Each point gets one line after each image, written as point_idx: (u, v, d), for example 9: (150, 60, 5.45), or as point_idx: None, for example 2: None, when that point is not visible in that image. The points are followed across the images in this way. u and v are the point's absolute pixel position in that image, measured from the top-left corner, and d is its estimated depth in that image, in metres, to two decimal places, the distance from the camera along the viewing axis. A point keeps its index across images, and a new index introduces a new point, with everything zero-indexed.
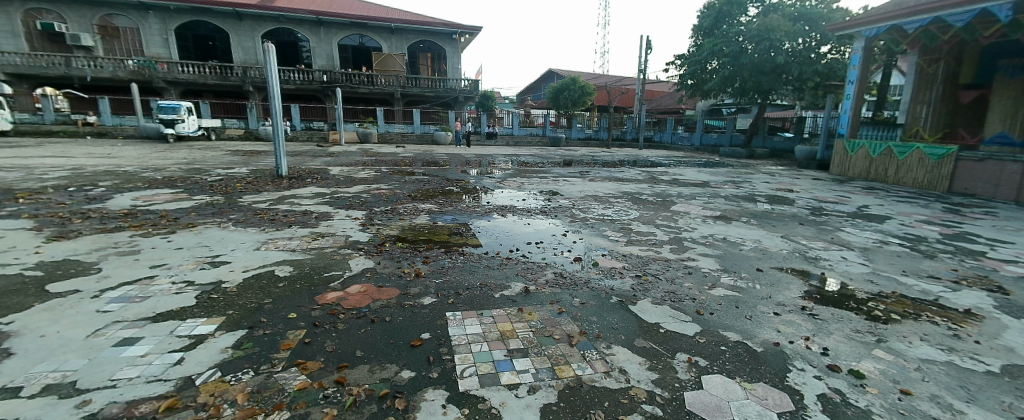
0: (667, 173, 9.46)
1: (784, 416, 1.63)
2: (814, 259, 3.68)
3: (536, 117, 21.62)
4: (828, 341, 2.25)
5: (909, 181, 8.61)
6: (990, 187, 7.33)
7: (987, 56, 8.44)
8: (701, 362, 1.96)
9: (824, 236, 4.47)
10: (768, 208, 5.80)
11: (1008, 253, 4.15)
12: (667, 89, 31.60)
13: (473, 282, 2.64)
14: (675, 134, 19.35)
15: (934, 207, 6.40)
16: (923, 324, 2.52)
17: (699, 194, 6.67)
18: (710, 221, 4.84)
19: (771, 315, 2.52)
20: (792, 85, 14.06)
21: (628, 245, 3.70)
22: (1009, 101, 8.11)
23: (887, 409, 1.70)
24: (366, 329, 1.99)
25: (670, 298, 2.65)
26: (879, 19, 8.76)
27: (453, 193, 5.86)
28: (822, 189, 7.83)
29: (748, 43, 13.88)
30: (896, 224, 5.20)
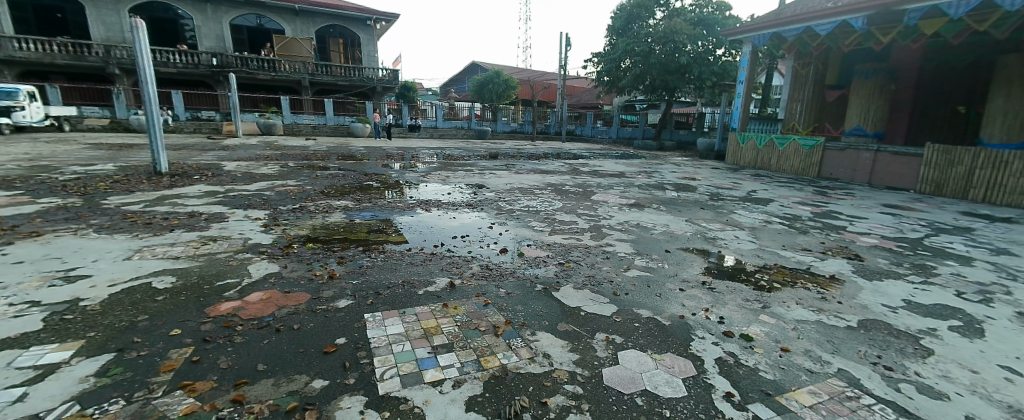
0: (587, 165, 9.91)
1: (688, 381, 1.78)
2: (712, 239, 4.09)
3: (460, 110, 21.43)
4: (724, 311, 2.51)
5: (787, 168, 9.96)
6: (849, 173, 8.76)
7: (848, 61, 9.97)
8: (617, 340, 2.07)
9: (720, 218, 5.00)
10: (675, 195, 6.33)
11: (861, 226, 4.99)
12: (586, 85, 33.11)
13: (394, 280, 2.53)
14: (594, 128, 20.34)
15: (807, 190, 7.47)
16: (799, 290, 2.92)
17: (616, 184, 7.08)
18: (625, 208, 5.15)
19: (677, 291, 2.75)
20: (693, 84, 15.48)
21: (552, 235, 3.80)
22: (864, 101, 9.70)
23: (772, 366, 1.95)
24: (269, 340, 1.80)
25: (590, 282, 2.76)
26: (761, 27, 9.91)
27: (374, 188, 5.56)
28: (719, 177, 8.75)
29: (656, 44, 15.01)
30: (778, 205, 5.99)
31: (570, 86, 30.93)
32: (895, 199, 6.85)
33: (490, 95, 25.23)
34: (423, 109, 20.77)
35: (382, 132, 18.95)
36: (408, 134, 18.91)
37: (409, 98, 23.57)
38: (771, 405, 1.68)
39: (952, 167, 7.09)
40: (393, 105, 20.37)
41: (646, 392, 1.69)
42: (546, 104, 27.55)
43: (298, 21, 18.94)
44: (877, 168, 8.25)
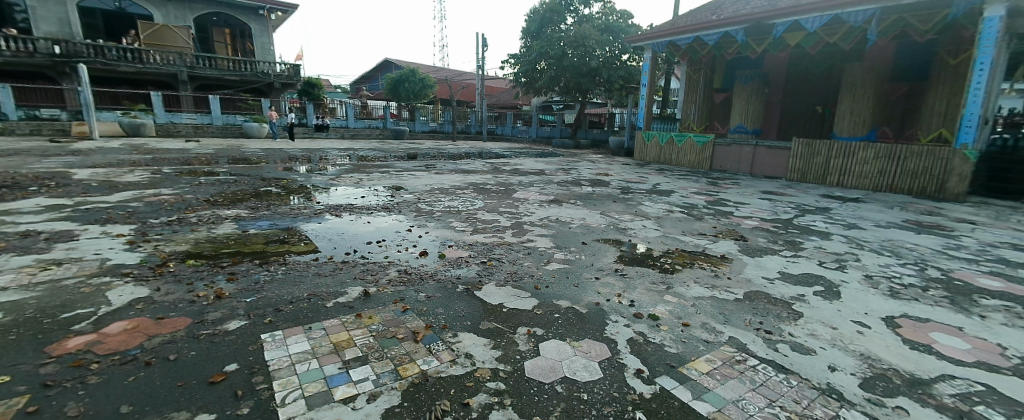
0: (508, 164, 10.01)
1: (603, 364, 1.87)
2: (624, 229, 4.38)
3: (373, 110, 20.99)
4: (634, 295, 2.68)
5: (686, 163, 11.03)
6: (734, 165, 9.96)
7: (731, 68, 11.38)
8: (538, 332, 2.10)
9: (630, 210, 5.38)
10: (590, 190, 6.67)
11: (745, 210, 5.69)
12: (505, 85, 33.57)
13: (298, 294, 2.30)
14: (514, 128, 20.65)
15: (702, 181, 8.34)
16: (697, 270, 3.23)
17: (536, 182, 7.26)
18: (545, 205, 5.29)
19: (594, 279, 2.89)
20: (603, 86, 16.45)
21: (474, 234, 3.77)
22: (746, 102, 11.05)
23: (675, 340, 2.12)
24: (138, 375, 1.53)
25: (512, 278, 2.77)
26: (660, 36, 10.80)
27: (276, 194, 5.04)
28: (629, 172, 9.41)
29: (568, 48, 15.66)
30: (679, 196, 6.59)
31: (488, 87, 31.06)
32: (771, 186, 7.93)
33: (406, 94, 24.29)
34: (332, 107, 19.56)
35: (284, 132, 17.51)
36: (316, 134, 17.58)
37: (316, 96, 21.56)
38: (675, 376, 1.82)
39: (813, 158, 8.42)
40: (297, 104, 18.82)
41: (565, 379, 1.73)
42: (465, 104, 27.37)
43: (170, 6, 16.60)
44: (757, 160, 9.49)
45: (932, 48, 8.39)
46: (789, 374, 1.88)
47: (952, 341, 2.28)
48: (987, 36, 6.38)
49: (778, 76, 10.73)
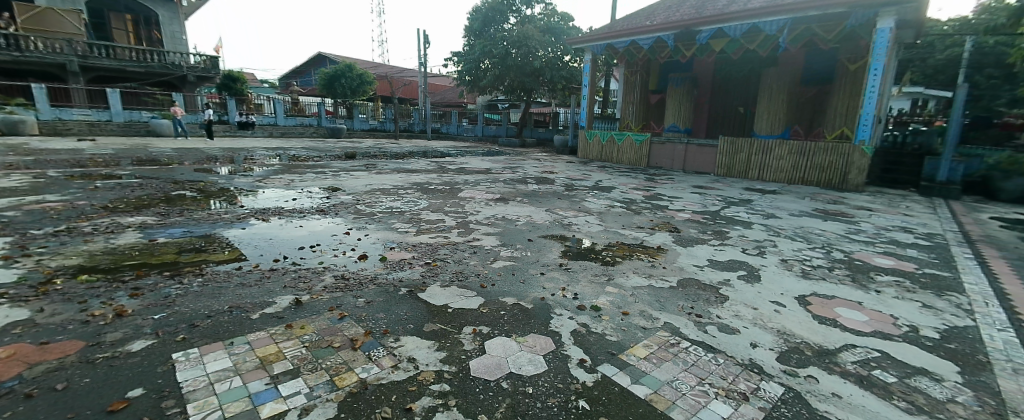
0: (453, 163, 9.89)
1: (548, 357, 1.89)
2: (568, 225, 4.48)
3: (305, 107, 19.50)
4: (578, 288, 2.74)
5: (625, 160, 11.53)
6: (669, 162, 10.55)
7: (665, 70, 12.05)
8: (484, 331, 2.08)
9: (574, 206, 5.52)
10: (536, 188, 6.76)
11: (679, 204, 6.06)
12: (449, 83, 33.06)
13: (219, 307, 2.10)
14: (460, 126, 20.42)
15: (640, 177, 8.76)
16: (636, 261, 3.38)
17: (481, 180, 7.23)
18: (491, 203, 5.27)
19: (539, 274, 2.93)
20: (547, 86, 16.73)
21: (417, 235, 3.66)
22: (679, 103, 11.76)
23: (616, 329, 2.20)
24: (14, 411, 1.31)
25: (457, 278, 2.72)
26: (599, 38, 11.18)
27: (192, 199, 4.59)
28: (573, 169, 9.67)
29: (512, 48, 15.73)
30: (619, 191, 6.88)
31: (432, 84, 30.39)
32: (701, 181, 8.51)
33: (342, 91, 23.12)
34: (257, 103, 18.18)
35: (200, 129, 15.93)
36: (240, 132, 16.35)
37: (238, 91, 19.65)
38: (616, 363, 1.89)
39: (737, 154, 9.16)
40: (215, 98, 17.29)
41: (511, 375, 1.73)
42: (407, 101, 26.63)
43: None
44: (688, 157, 10.13)
45: (834, 56, 9.44)
46: (717, 353, 2.03)
47: (853, 315, 2.57)
48: (879, 45, 7.32)
49: (706, 79, 11.54)
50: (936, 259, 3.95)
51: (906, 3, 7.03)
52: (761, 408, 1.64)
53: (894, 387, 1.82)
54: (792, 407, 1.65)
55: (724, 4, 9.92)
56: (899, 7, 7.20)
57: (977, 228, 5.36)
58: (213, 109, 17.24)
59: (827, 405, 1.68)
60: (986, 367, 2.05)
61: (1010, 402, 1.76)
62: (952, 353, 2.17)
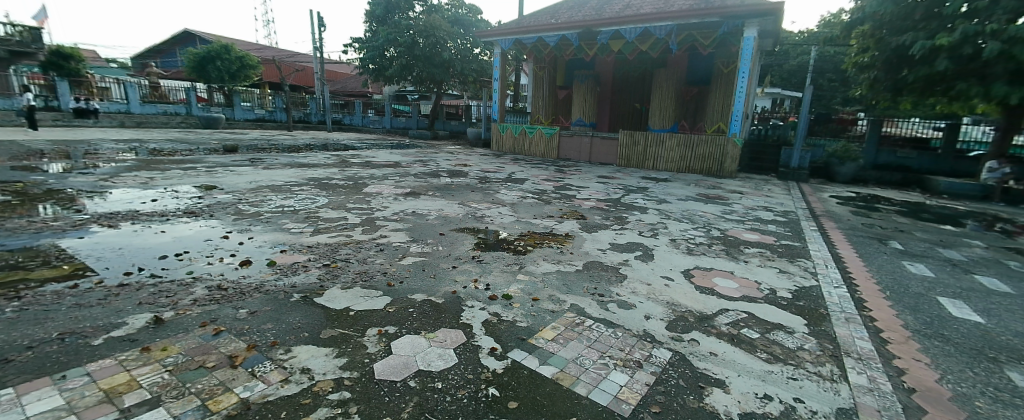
0: (357, 156, 9.31)
1: (459, 350, 1.85)
2: (481, 217, 4.48)
3: (168, 92, 16.73)
4: (490, 278, 2.76)
5: (536, 153, 11.86)
6: (577, 154, 11.10)
7: (570, 67, 12.61)
8: (391, 330, 1.97)
9: (486, 198, 5.53)
10: (448, 181, 6.64)
11: (585, 193, 6.41)
12: (350, 71, 30.81)
13: (45, 336, 1.70)
14: (365, 117, 19.32)
15: (550, 169, 9.10)
16: (546, 249, 3.50)
17: (390, 175, 6.89)
18: (400, 198, 5.05)
19: (450, 268, 2.88)
20: (458, 79, 16.32)
21: (314, 235, 3.35)
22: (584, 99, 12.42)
23: (526, 315, 2.25)
24: None
25: (361, 279, 2.54)
26: (507, 33, 11.26)
27: (6, 204, 3.66)
28: (486, 162, 9.71)
29: (419, 37, 15.20)
30: (531, 183, 7.05)
31: (330, 71, 28.12)
32: (605, 171, 9.11)
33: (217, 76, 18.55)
34: (102, 87, 15.18)
35: (19, 117, 12.86)
36: (77, 121, 13.57)
37: (70, 70, 15.84)
38: (525, 348, 1.93)
39: (635, 147, 9.96)
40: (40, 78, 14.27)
41: (419, 373, 1.66)
42: (303, 90, 24.38)
43: None
44: (594, 149, 10.77)
45: (711, 60, 10.71)
46: (616, 327, 2.18)
47: (727, 283, 2.95)
48: (745, 52, 8.48)
49: (607, 76, 12.34)
50: (789, 232, 4.71)
51: (765, 16, 8.23)
52: (653, 373, 1.80)
53: (757, 342, 2.12)
54: (678, 369, 1.85)
55: (620, 7, 10.68)
56: (760, 19, 8.40)
57: (818, 205, 6.52)
58: (40, 93, 14.28)
59: (705, 363, 1.90)
60: (824, 318, 2.50)
61: (841, 345, 2.17)
62: (800, 309, 2.61)
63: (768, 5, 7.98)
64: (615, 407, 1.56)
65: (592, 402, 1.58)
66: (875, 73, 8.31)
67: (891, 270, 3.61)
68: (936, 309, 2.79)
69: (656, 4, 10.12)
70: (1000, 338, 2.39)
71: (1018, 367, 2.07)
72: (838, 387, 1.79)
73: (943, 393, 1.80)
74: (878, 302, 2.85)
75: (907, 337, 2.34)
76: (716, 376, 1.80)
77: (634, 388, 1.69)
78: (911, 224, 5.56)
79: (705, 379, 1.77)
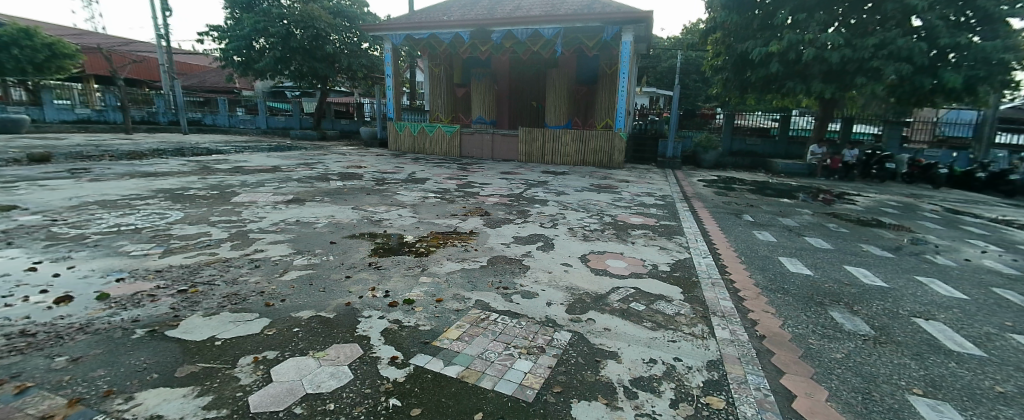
0: (223, 161, 8.13)
1: (354, 365, 1.71)
2: (378, 221, 4.22)
3: None
4: (389, 284, 2.60)
5: (437, 152, 11.59)
6: (480, 152, 11.12)
7: (467, 65, 12.57)
8: (270, 356, 1.74)
9: (384, 201, 5.24)
10: (339, 185, 6.16)
11: (488, 190, 6.46)
12: (209, 63, 26.64)
13: None
14: (232, 116, 17.01)
15: (451, 167, 8.99)
16: (449, 248, 3.43)
17: (268, 181, 6.15)
18: (280, 206, 4.51)
19: (343, 279, 2.64)
20: (344, 74, 15.23)
21: (164, 257, 2.82)
22: (483, 97, 12.48)
23: (428, 318, 2.16)
24: None
25: (229, 302, 2.20)
26: (399, 27, 10.74)
27: None
28: (383, 163, 9.22)
29: (295, 28, 13.72)
30: (433, 182, 6.87)
31: (183, 63, 24.08)
32: (507, 168, 9.29)
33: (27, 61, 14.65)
34: None
35: None
36: None
37: None
38: (428, 351, 1.85)
39: (534, 142, 10.34)
40: None
41: (306, 397, 1.49)
42: (146, 85, 20.55)
43: None
44: (496, 146, 10.90)
45: (597, 61, 11.53)
46: (520, 318, 2.22)
47: (618, 263, 3.20)
48: (625, 54, 9.32)
49: (503, 75, 12.56)
50: (667, 213, 5.30)
51: (638, 23, 9.12)
52: (554, 356, 1.86)
53: (644, 313, 2.33)
54: (577, 348, 1.94)
55: (511, 8, 10.94)
56: (634, 25, 9.27)
57: (689, 189, 7.46)
58: None
59: (601, 338, 2.03)
60: (696, 285, 2.85)
61: (709, 306, 2.50)
62: (677, 279, 2.95)
63: (642, 12, 8.85)
64: (520, 394, 1.58)
65: (498, 393, 1.58)
66: (727, 73, 9.76)
67: (746, 239, 4.27)
68: (778, 267, 3.37)
69: (544, 7, 10.58)
70: (824, 286, 2.98)
71: (836, 307, 2.60)
72: (707, 342, 2.05)
73: (785, 336, 2.17)
74: (737, 266, 3.36)
75: (758, 293, 2.78)
76: (610, 349, 1.93)
77: (539, 372, 1.72)
78: (758, 199, 6.66)
79: (601, 354, 1.89)
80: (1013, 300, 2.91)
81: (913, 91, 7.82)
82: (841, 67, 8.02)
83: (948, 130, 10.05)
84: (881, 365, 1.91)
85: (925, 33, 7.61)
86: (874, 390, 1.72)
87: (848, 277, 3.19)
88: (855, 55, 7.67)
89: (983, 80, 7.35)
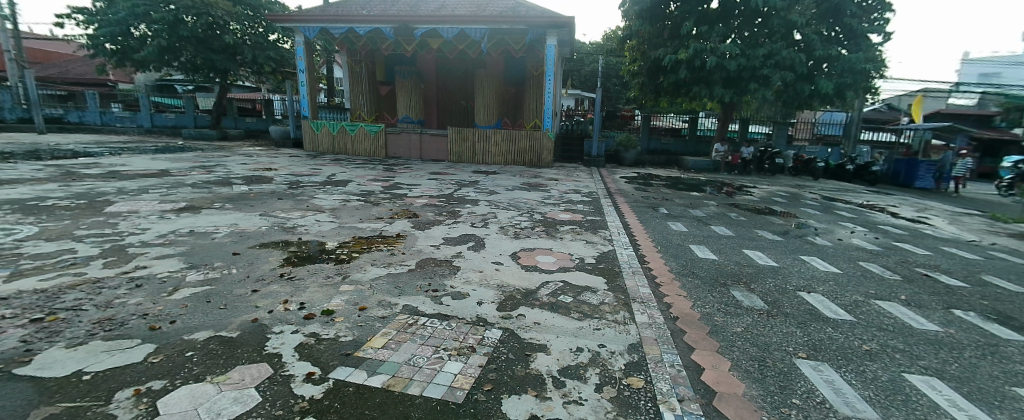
0: (94, 165, 6.97)
1: (262, 386, 1.54)
2: (291, 228, 3.89)
3: None
4: (306, 295, 2.40)
5: (361, 152, 11.02)
6: (408, 152, 10.79)
7: (390, 62, 12.09)
8: (156, 386, 1.51)
9: (300, 205, 4.86)
10: (245, 190, 5.59)
11: (416, 191, 6.27)
12: (73, 51, 22.69)
13: None
14: (106, 113, 14.74)
15: (376, 169, 8.60)
16: (374, 253, 3.26)
17: (155, 187, 5.39)
18: (168, 216, 3.97)
19: (250, 294, 2.39)
20: (248, 68, 13.81)
21: (11, 282, 2.34)
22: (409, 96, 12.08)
23: (351, 328, 2.03)
24: None
25: (103, 328, 1.88)
26: (312, 20, 10.01)
27: None
28: (297, 165, 8.55)
29: (185, 14, 12.19)
30: (355, 185, 6.51)
31: (36, 50, 20.28)
32: (436, 168, 9.11)
33: None
34: None
35: None
36: None
37: None
38: (350, 363, 1.74)
39: (464, 142, 10.26)
40: None
41: None
42: None
43: None
44: (424, 147, 10.65)
45: (524, 62, 11.74)
46: (450, 319, 2.17)
47: (547, 259, 3.28)
48: (549, 57, 9.60)
49: (429, 73, 12.28)
50: (592, 209, 5.55)
51: (562, 27, 9.44)
52: (484, 354, 1.84)
53: (571, 304, 2.41)
54: (508, 344, 1.94)
55: (435, 6, 10.71)
56: (558, 29, 9.58)
57: (612, 185, 7.89)
58: None
59: (530, 333, 2.05)
60: (618, 274, 3.02)
61: (629, 293, 2.65)
62: (601, 269, 3.10)
63: (565, 17, 9.18)
64: (450, 396, 1.54)
65: (426, 398, 1.52)
66: (643, 78, 10.50)
67: (662, 230, 4.62)
68: (690, 254, 3.69)
69: (470, 7, 10.52)
70: (728, 268, 3.32)
71: (737, 286, 2.90)
72: (628, 327, 2.16)
73: (695, 316, 2.37)
74: (654, 255, 3.61)
75: (672, 278, 3.02)
76: (539, 342, 1.96)
77: (469, 372, 1.69)
78: (672, 193, 7.23)
79: (530, 347, 1.91)
80: (875, 271, 3.47)
81: (797, 95, 8.98)
82: (738, 74, 8.98)
83: (823, 129, 11.70)
84: (773, 335, 2.16)
85: (804, 46, 8.77)
86: (768, 356, 1.93)
87: (746, 260, 3.58)
88: (748, 64, 8.64)
89: (849, 86, 8.70)
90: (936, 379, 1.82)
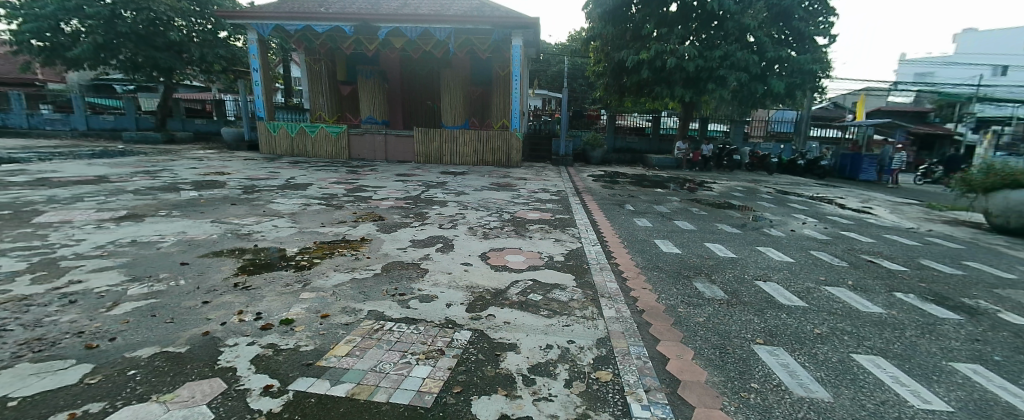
0: (20, 173, 6.38)
1: (215, 403, 1.45)
2: (246, 234, 3.71)
3: None
4: (262, 305, 2.29)
5: (322, 154, 10.65)
6: (373, 153, 10.53)
7: (351, 61, 11.76)
8: (93, 409, 1.39)
9: (256, 211, 4.64)
10: (195, 196, 5.28)
11: (382, 193, 6.12)
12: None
13: None
14: (33, 116, 13.59)
15: (339, 171, 8.34)
16: (337, 258, 3.16)
17: (91, 194, 4.99)
18: (107, 225, 3.69)
19: (200, 306, 2.25)
20: (196, 66, 13.00)
21: None
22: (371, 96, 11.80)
23: (313, 337, 1.95)
24: None
25: (31, 350, 1.72)
26: (265, 17, 9.57)
27: None
28: (252, 168, 8.16)
29: (123, 9, 11.39)
30: (316, 188, 6.28)
31: None
32: (402, 169, 8.93)
33: None
34: None
35: None
36: None
37: None
38: (312, 373, 1.67)
39: (430, 143, 10.13)
40: None
41: None
42: None
43: None
44: (389, 148, 10.42)
45: (490, 62, 11.77)
46: (417, 323, 2.13)
47: (516, 258, 3.28)
48: (516, 58, 9.63)
49: (393, 73, 12.04)
50: (561, 207, 5.60)
51: (526, 28, 9.47)
52: (453, 357, 1.81)
53: (540, 302, 2.42)
54: (477, 345, 1.92)
55: (397, 5, 10.49)
56: (523, 30, 9.60)
57: (580, 183, 8.00)
58: None
59: (500, 333, 2.04)
60: (586, 270, 3.06)
61: (597, 289, 2.69)
62: (570, 267, 3.13)
63: (529, 18, 9.21)
64: (418, 401, 1.50)
65: (393, 405, 1.48)
66: (607, 78, 10.71)
67: (628, 226, 4.73)
68: (655, 248, 3.79)
69: (433, 7, 10.37)
70: (691, 261, 3.43)
71: (700, 278, 3.01)
72: (596, 322, 2.19)
73: (660, 308, 2.43)
74: (620, 251, 3.69)
75: (638, 272, 3.10)
76: (509, 341, 1.95)
77: (437, 376, 1.66)
78: (637, 190, 7.42)
79: (500, 347, 1.90)
80: (824, 259, 3.69)
81: (751, 94, 9.41)
82: (697, 74, 9.32)
83: (776, 127, 12.33)
84: (734, 323, 2.26)
85: (757, 48, 9.21)
86: (729, 344, 2.01)
87: (707, 252, 3.72)
88: (706, 65, 8.98)
89: (798, 86, 9.22)
90: (880, 358, 1.95)
